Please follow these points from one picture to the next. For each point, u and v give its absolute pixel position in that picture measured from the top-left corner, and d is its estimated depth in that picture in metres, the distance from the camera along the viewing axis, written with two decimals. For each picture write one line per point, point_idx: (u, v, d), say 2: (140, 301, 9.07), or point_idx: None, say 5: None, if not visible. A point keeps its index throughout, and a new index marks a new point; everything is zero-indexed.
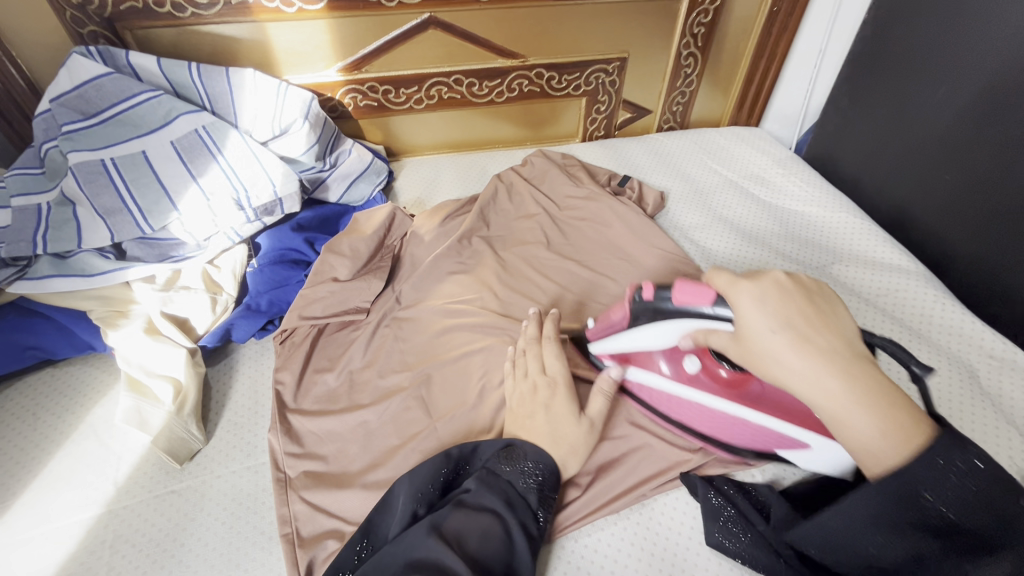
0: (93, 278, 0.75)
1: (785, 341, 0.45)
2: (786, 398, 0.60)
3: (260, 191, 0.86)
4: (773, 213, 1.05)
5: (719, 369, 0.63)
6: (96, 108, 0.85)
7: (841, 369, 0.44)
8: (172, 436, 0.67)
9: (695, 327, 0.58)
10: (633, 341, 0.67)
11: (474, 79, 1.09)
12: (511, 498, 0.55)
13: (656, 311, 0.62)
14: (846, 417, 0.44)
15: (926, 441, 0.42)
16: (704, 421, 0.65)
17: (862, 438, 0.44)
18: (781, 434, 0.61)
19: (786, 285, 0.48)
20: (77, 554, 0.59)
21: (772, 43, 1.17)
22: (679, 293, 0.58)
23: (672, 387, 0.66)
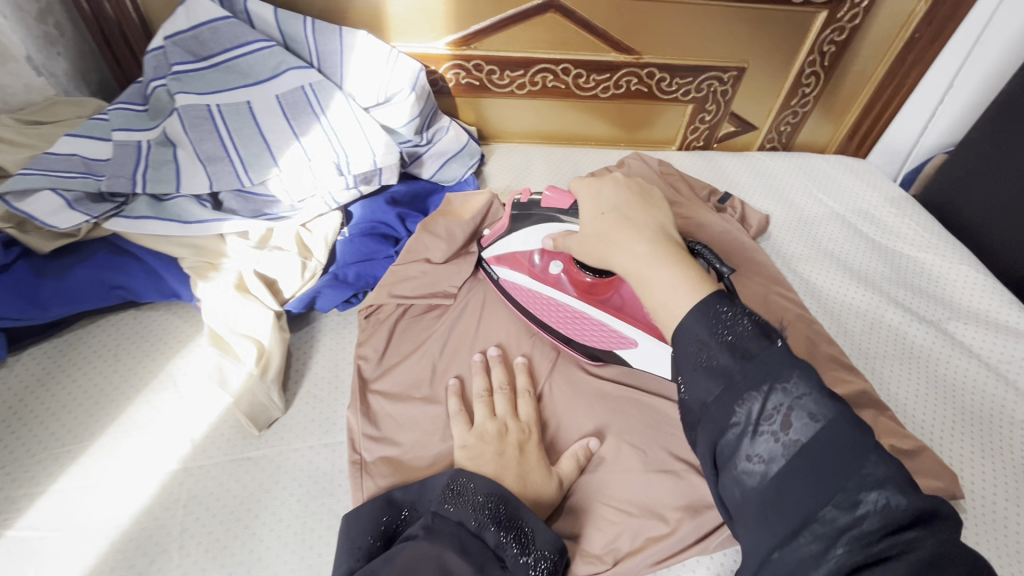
0: (189, 225, 0.73)
1: (610, 219, 0.55)
2: (637, 307, 0.68)
3: (360, 158, 0.82)
4: (884, 255, 0.97)
5: (581, 275, 0.69)
6: (208, 52, 0.83)
7: (637, 228, 0.54)
8: (254, 400, 0.64)
9: (551, 228, 0.69)
10: (513, 242, 0.73)
11: (583, 70, 1.04)
12: (462, 544, 0.46)
13: (529, 215, 0.71)
14: (649, 273, 0.50)
15: (713, 294, 0.47)
16: (557, 319, 0.71)
17: (659, 290, 0.49)
18: (621, 333, 0.68)
19: (629, 184, 0.59)
20: (151, 509, 0.57)
21: (902, 73, 1.09)
22: (544, 196, 0.68)
23: (539, 286, 0.71)
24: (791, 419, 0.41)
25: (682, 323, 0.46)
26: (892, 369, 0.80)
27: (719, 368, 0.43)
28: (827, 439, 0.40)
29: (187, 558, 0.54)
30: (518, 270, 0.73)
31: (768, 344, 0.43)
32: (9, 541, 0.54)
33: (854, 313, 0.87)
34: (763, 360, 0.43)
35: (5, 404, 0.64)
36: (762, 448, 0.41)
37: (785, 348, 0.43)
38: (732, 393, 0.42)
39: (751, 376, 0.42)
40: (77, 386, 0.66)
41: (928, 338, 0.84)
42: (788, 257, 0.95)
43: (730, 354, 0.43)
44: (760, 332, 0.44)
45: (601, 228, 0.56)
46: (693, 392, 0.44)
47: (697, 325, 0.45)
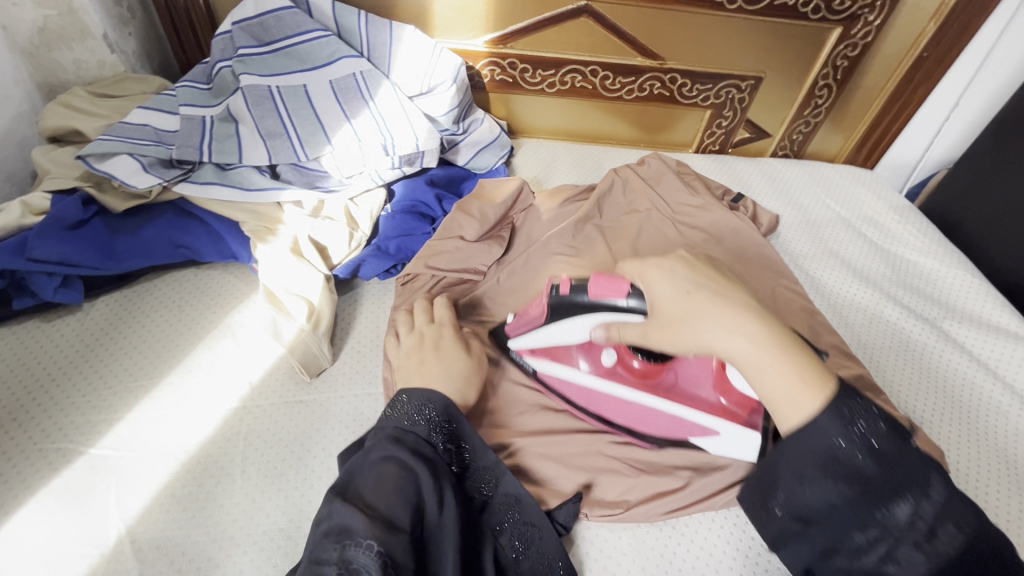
0: (250, 192, 0.81)
1: (703, 299, 0.51)
2: (695, 387, 0.66)
3: (404, 141, 0.90)
4: (886, 258, 1.04)
5: (633, 362, 0.67)
6: (271, 37, 0.90)
7: (734, 307, 0.51)
8: (306, 349, 0.71)
9: (610, 317, 0.63)
10: (555, 334, 0.70)
11: (610, 73, 1.11)
12: (411, 443, 0.57)
13: (571, 303, 0.67)
14: (765, 371, 0.50)
15: (839, 388, 0.50)
16: (619, 412, 0.69)
17: (778, 389, 0.50)
18: (692, 420, 0.66)
19: (690, 260, 0.55)
20: (214, 439, 0.64)
21: (910, 90, 1.15)
22: (594, 286, 0.64)
23: (593, 382, 0.70)
24: (940, 528, 0.46)
25: (809, 426, 0.49)
26: (888, 359, 0.87)
27: (860, 476, 0.47)
28: (973, 549, 0.46)
29: (248, 482, 0.61)
30: (562, 364, 0.72)
31: (905, 444, 0.48)
32: (91, 459, 0.60)
33: (856, 308, 0.93)
34: (900, 467, 0.47)
35: (83, 341, 0.71)
36: (907, 557, 0.46)
37: (918, 449, 0.49)
38: (873, 499, 0.47)
39: (891, 484, 0.47)
40: (145, 331, 0.73)
41: (924, 334, 0.91)
42: (796, 255, 1.02)
43: (867, 458, 0.47)
44: (898, 437, 0.49)
45: (689, 309, 0.52)
46: (814, 493, 0.49)
47: (828, 425, 0.48)
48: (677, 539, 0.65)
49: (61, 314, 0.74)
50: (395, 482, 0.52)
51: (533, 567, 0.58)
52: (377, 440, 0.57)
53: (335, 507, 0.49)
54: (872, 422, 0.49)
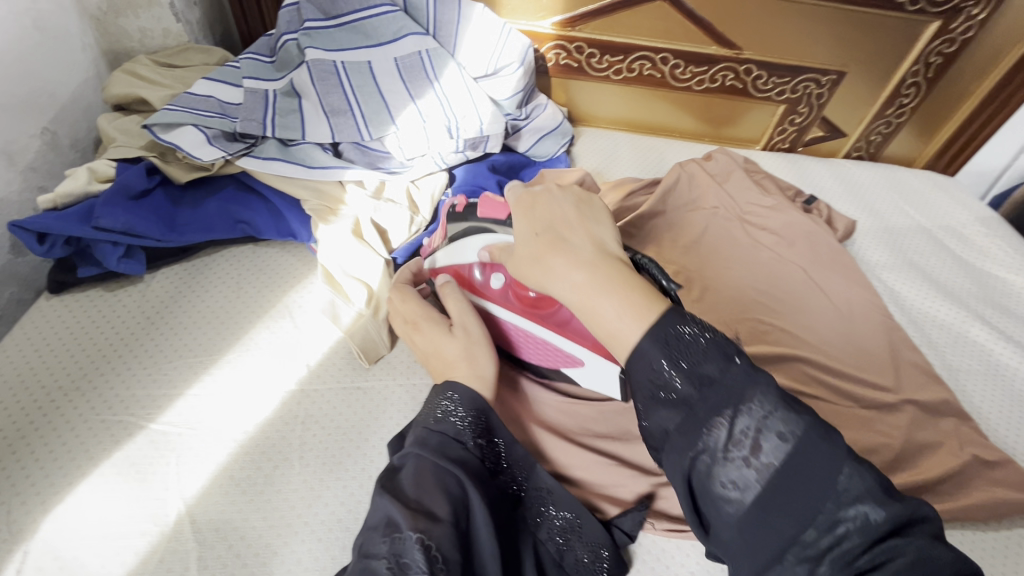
0: (313, 170, 0.78)
1: (548, 244, 0.51)
2: (586, 323, 0.63)
3: (469, 124, 0.86)
4: (972, 273, 0.96)
5: (525, 290, 0.65)
6: (338, 11, 0.87)
7: (577, 257, 0.50)
8: (366, 334, 0.69)
9: (490, 241, 0.64)
10: (456, 254, 0.68)
11: (681, 61, 1.05)
12: (443, 441, 0.53)
13: (463, 222, 0.67)
14: (596, 306, 0.48)
15: (661, 313, 0.47)
16: (508, 338, 0.68)
17: (608, 321, 0.48)
18: (568, 351, 0.64)
19: (577, 199, 0.54)
20: (273, 422, 0.62)
21: (1007, 93, 1.07)
22: (484, 204, 0.65)
23: (479, 301, 0.67)
24: (761, 442, 0.44)
25: (636, 354, 0.47)
26: (977, 384, 0.80)
27: (680, 398, 0.46)
28: (795, 460, 0.43)
29: (306, 468, 0.59)
30: (462, 287, 0.68)
31: (728, 365, 0.46)
32: (153, 434, 0.60)
33: (940, 326, 0.87)
34: (722, 386, 0.45)
35: (145, 313, 0.70)
36: (748, 475, 0.44)
37: (746, 367, 0.46)
38: (700, 422, 0.45)
39: (715, 403, 0.45)
40: (205, 307, 0.72)
41: (1016, 358, 0.84)
42: (872, 264, 0.95)
43: (686, 382, 0.46)
44: (726, 359, 0.46)
45: (534, 251, 0.52)
46: (661, 412, 0.47)
47: (651, 349, 0.46)
48: None
49: (123, 284, 0.73)
50: (434, 478, 0.50)
51: (576, 560, 0.56)
52: (413, 437, 0.54)
53: (376, 501, 0.49)
54: (702, 327, 0.47)
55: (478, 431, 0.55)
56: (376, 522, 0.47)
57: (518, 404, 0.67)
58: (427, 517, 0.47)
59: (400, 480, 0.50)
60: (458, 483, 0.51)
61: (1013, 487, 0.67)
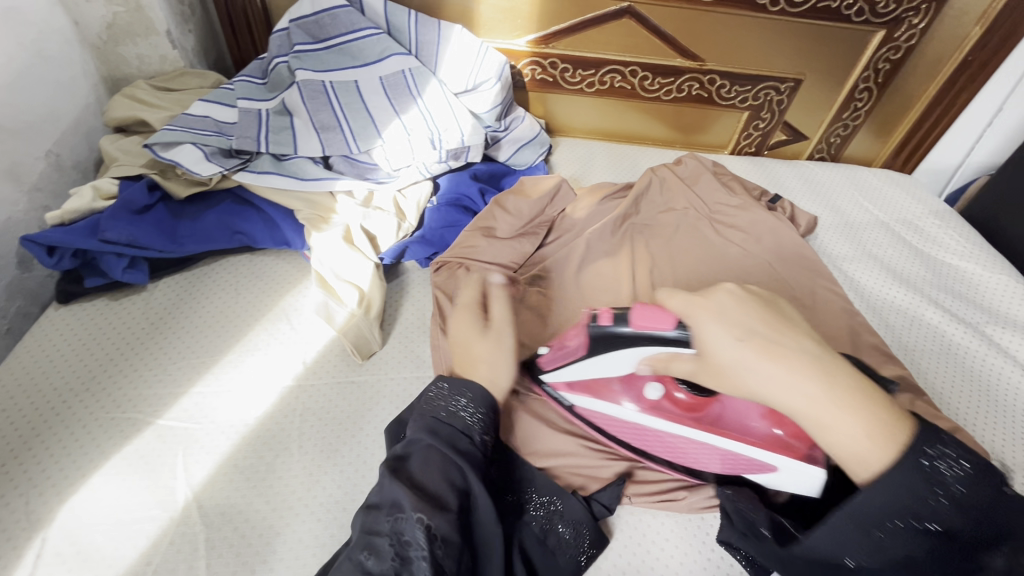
0: (306, 181, 0.84)
1: (752, 348, 0.49)
2: (749, 419, 0.60)
3: (451, 136, 0.92)
4: (927, 262, 1.03)
5: (677, 392, 0.62)
6: (325, 35, 0.94)
7: (794, 362, 0.49)
8: (359, 331, 0.74)
9: (656, 352, 0.57)
10: (595, 364, 0.62)
11: (649, 73, 1.13)
12: (448, 432, 0.58)
13: (608, 335, 0.59)
14: (837, 421, 0.48)
15: (911, 434, 0.47)
16: (648, 442, 0.65)
17: (853, 440, 0.48)
18: (748, 457, 0.60)
19: (740, 294, 0.53)
20: (273, 415, 0.66)
21: (953, 95, 1.15)
22: (635, 316, 0.56)
23: (628, 417, 0.64)
24: (989, 560, 0.46)
25: (878, 482, 0.47)
26: (931, 363, 0.86)
27: (945, 522, 0.46)
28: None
29: (305, 455, 0.63)
30: (598, 399, 0.65)
31: (994, 489, 0.47)
32: (159, 429, 0.64)
33: (897, 311, 0.93)
34: (987, 509, 0.46)
35: (149, 319, 0.75)
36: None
37: (1014, 495, 0.47)
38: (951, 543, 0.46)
39: (978, 527, 0.46)
40: (206, 312, 0.77)
41: (966, 338, 0.90)
42: (834, 256, 1.02)
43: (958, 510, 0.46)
44: (988, 483, 0.47)
45: (738, 357, 0.50)
46: (928, 527, 0.47)
47: (915, 480, 0.46)
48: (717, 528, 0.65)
49: (127, 293, 0.78)
50: (442, 468, 0.55)
51: (559, 541, 0.60)
52: (421, 426, 0.58)
53: (383, 484, 0.54)
54: (954, 455, 0.47)
55: (483, 427, 0.59)
56: (379, 501, 0.53)
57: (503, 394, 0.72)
58: (432, 503, 0.52)
59: (409, 466, 0.55)
60: (463, 470, 0.56)
61: None
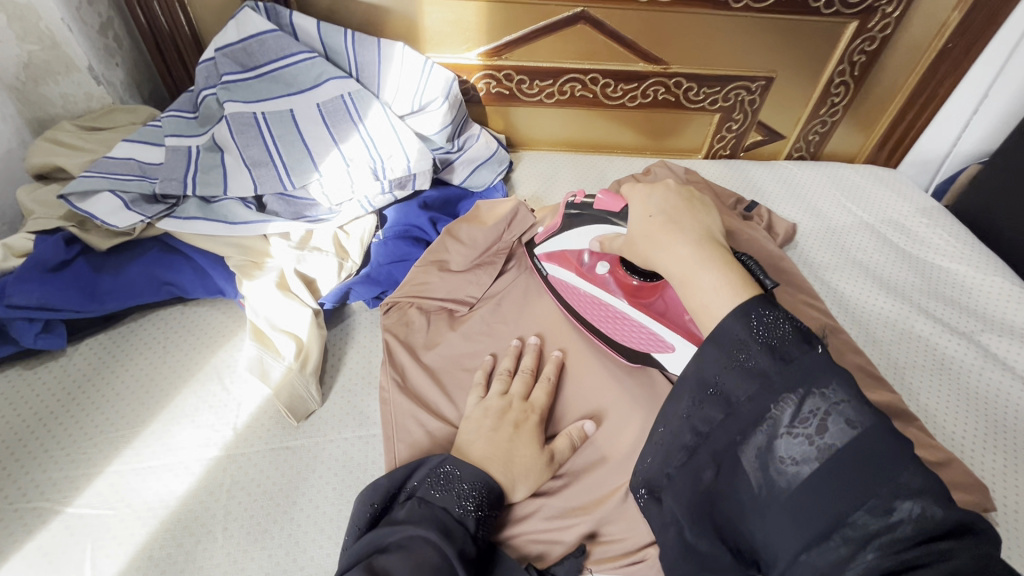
0: (235, 226, 0.77)
1: (659, 223, 0.56)
2: (680, 312, 0.66)
3: (396, 163, 0.86)
4: (915, 265, 0.96)
5: (628, 277, 0.69)
6: (255, 62, 0.87)
7: (682, 231, 0.54)
8: (294, 391, 0.67)
9: (602, 231, 0.68)
10: (566, 238, 0.73)
11: (611, 80, 1.06)
12: (444, 525, 0.52)
13: (582, 213, 0.71)
14: (695, 278, 0.51)
15: (753, 298, 0.48)
16: (591, 312, 0.72)
17: (705, 292, 0.50)
18: (657, 334, 0.65)
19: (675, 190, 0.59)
20: (196, 492, 0.60)
21: (934, 85, 1.08)
22: (597, 198, 0.68)
23: (583, 284, 0.72)
24: (827, 424, 0.42)
25: (719, 328, 0.48)
26: (922, 381, 0.80)
27: (759, 371, 0.45)
28: (862, 447, 0.41)
29: (230, 540, 0.57)
30: (567, 268, 0.74)
31: (808, 350, 0.45)
32: (67, 518, 0.58)
33: (884, 324, 0.86)
34: (800, 363, 0.45)
35: (66, 389, 0.68)
36: (788, 449, 0.43)
37: (824, 356, 0.44)
38: (763, 399, 0.45)
39: (784, 382, 0.45)
40: (129, 375, 0.70)
41: (960, 350, 0.83)
42: (815, 266, 0.95)
43: (766, 355, 0.45)
44: (805, 342, 0.45)
45: (647, 229, 0.57)
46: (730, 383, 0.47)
47: (735, 326, 0.47)
48: None
49: (44, 360, 0.71)
50: (432, 573, 0.48)
51: None
52: (406, 516, 0.53)
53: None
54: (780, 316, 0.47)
55: (484, 523, 0.55)
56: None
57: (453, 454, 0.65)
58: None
59: (389, 564, 0.48)
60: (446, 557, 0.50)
61: (966, 490, 0.64)
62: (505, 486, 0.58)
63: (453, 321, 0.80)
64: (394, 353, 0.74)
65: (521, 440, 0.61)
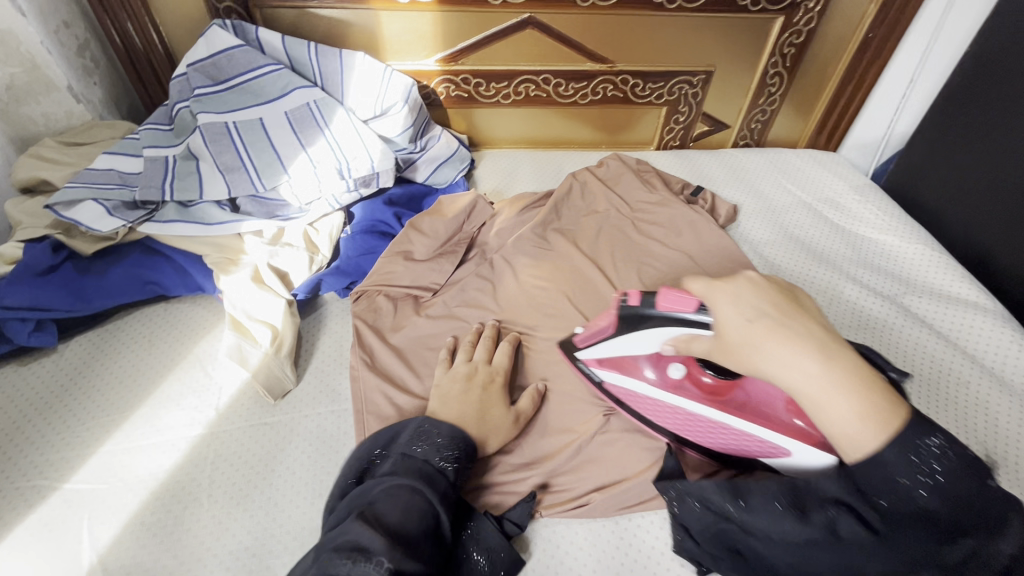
0: (211, 226, 0.84)
1: (765, 327, 0.52)
2: (772, 404, 0.61)
3: (360, 164, 0.93)
4: (847, 237, 1.05)
5: (703, 376, 0.65)
6: (225, 76, 0.94)
7: (803, 339, 0.50)
8: (270, 372, 0.74)
9: (675, 332, 0.62)
10: (622, 345, 0.67)
11: (562, 80, 1.14)
12: (426, 474, 0.58)
13: (639, 314, 0.64)
14: (830, 401, 0.48)
15: (903, 423, 0.47)
16: (677, 423, 0.67)
17: (842, 421, 0.48)
18: (761, 438, 0.61)
19: (758, 282, 0.56)
20: (183, 465, 0.66)
21: (861, 72, 1.17)
22: (662, 298, 0.61)
23: (658, 395, 0.67)
24: (995, 568, 0.44)
25: (873, 462, 0.47)
26: (847, 338, 0.87)
27: (929, 516, 0.46)
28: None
29: (215, 504, 0.63)
30: (631, 377, 0.69)
31: (982, 486, 0.46)
32: (65, 493, 0.63)
33: (815, 290, 0.94)
34: (959, 498, 0.46)
35: (59, 381, 0.74)
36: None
37: (1003, 493, 0.46)
38: (924, 535, 0.46)
39: (953, 522, 0.45)
40: (117, 367, 0.76)
41: (884, 311, 0.91)
42: (755, 241, 1.03)
43: (929, 495, 0.46)
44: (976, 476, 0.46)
45: (749, 335, 0.52)
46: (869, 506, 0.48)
47: (894, 461, 0.46)
48: (634, 533, 0.65)
49: (37, 357, 0.77)
50: (419, 515, 0.54)
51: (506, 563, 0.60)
52: (393, 467, 0.58)
53: (353, 524, 0.51)
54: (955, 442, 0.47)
55: (459, 473, 0.61)
56: (342, 543, 0.50)
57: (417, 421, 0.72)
58: (404, 550, 0.50)
59: (380, 510, 0.53)
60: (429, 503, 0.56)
61: None
62: (476, 439, 0.65)
63: (418, 305, 0.87)
64: (363, 335, 0.81)
65: (489, 399, 0.69)
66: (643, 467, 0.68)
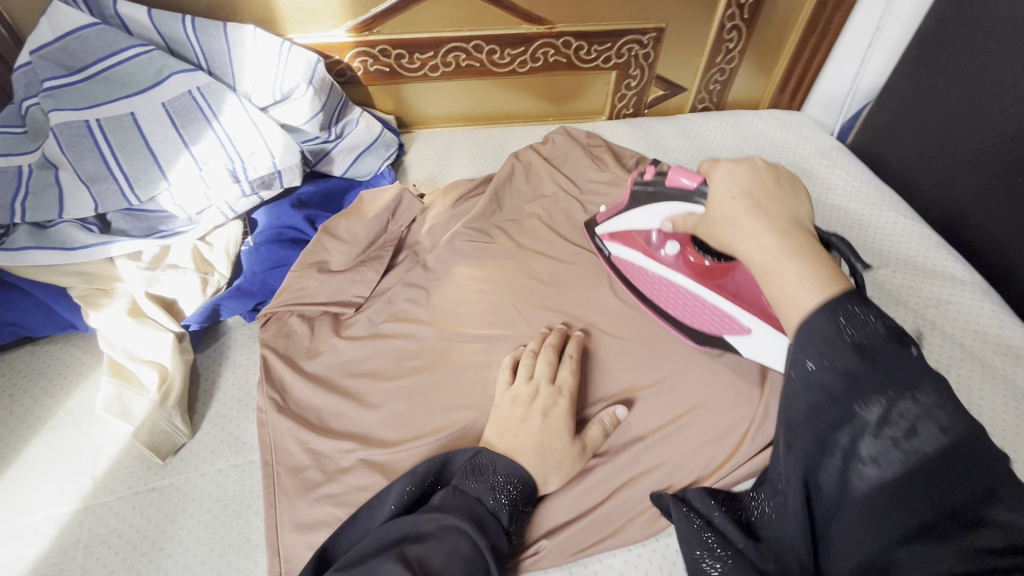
0: (74, 252, 0.70)
1: (744, 206, 0.49)
2: (754, 295, 0.67)
3: (258, 161, 0.79)
4: (815, 208, 0.96)
5: (698, 257, 0.70)
6: (81, 63, 0.77)
7: (773, 219, 0.48)
8: (154, 429, 0.62)
9: (676, 209, 0.65)
10: (632, 218, 0.72)
11: (496, 46, 1.00)
12: (478, 517, 0.53)
13: (651, 190, 0.68)
14: (777, 267, 0.46)
15: (843, 291, 0.43)
16: (658, 291, 0.73)
17: (789, 288, 0.45)
18: (732, 318, 0.66)
19: (758, 166, 0.52)
20: (49, 554, 0.55)
21: (825, 20, 1.07)
22: (673, 179, 0.63)
23: (650, 263, 0.73)
24: (916, 430, 0.40)
25: (803, 323, 0.43)
26: None
27: (845, 371, 0.41)
28: (954, 453, 0.39)
29: None
30: (634, 249, 0.74)
31: (901, 350, 0.41)
32: None
33: None
34: (893, 362, 0.41)
35: None
36: (868, 452, 0.41)
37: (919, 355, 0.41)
38: (849, 400, 0.42)
39: (877, 381, 0.41)
40: None
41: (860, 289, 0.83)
42: None
43: (820, 362, 0.42)
44: (897, 341, 0.41)
45: (731, 213, 0.50)
46: (797, 400, 0.44)
47: (825, 329, 0.42)
48: None
49: None
50: (465, 563, 0.48)
51: None
52: (439, 505, 0.54)
53: (389, 564, 0.46)
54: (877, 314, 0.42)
55: (517, 519, 0.55)
56: None
57: (335, 470, 0.61)
58: None
59: (424, 552, 0.48)
60: (477, 550, 0.50)
61: None
62: (536, 477, 0.58)
63: (339, 324, 0.75)
64: (271, 367, 0.69)
65: (552, 427, 0.59)
66: (593, 504, 0.60)
